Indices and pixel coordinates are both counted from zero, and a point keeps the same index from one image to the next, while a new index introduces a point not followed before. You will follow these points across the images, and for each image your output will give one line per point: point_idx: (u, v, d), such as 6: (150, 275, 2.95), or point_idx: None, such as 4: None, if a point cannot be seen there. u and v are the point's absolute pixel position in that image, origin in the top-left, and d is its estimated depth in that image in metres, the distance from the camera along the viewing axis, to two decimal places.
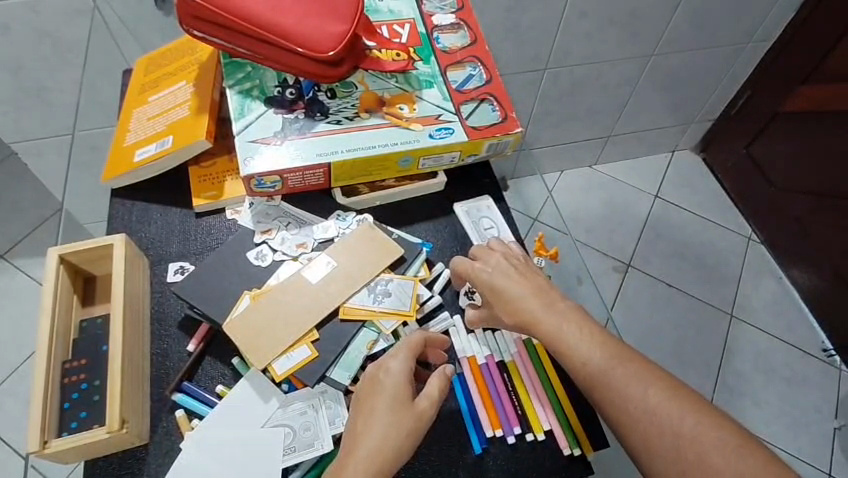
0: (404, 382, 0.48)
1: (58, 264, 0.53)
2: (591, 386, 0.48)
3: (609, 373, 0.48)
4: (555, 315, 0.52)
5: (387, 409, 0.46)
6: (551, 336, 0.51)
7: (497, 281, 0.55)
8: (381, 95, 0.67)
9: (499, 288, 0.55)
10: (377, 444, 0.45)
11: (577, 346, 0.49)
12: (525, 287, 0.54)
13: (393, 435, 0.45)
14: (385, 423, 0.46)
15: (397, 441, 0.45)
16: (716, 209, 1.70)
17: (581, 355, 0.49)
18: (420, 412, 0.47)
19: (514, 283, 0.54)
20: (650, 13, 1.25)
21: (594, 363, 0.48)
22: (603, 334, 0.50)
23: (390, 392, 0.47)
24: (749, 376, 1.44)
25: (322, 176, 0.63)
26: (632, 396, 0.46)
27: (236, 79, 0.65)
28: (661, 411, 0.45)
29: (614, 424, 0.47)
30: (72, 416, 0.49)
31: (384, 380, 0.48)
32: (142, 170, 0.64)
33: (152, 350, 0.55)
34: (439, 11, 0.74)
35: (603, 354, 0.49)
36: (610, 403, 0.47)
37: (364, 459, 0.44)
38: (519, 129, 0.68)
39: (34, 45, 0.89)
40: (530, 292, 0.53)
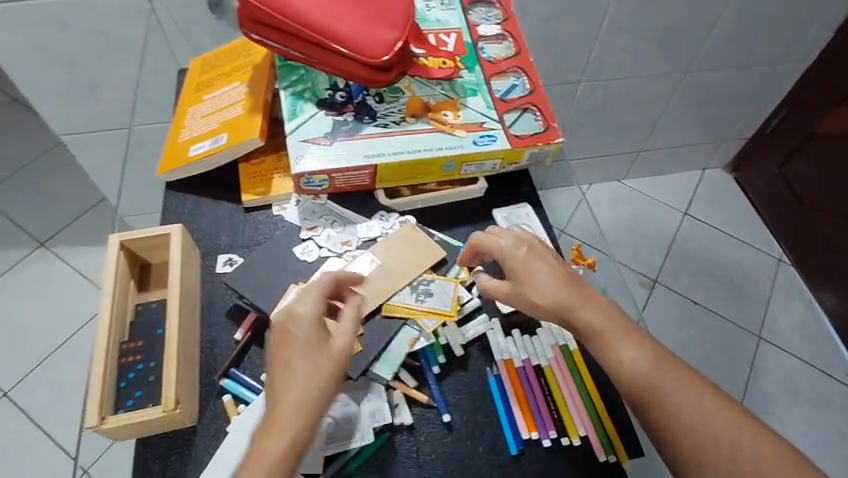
0: (317, 320, 0.49)
1: (118, 250, 0.56)
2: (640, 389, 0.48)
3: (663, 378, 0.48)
4: (590, 305, 0.52)
5: (302, 350, 0.47)
6: (591, 329, 0.51)
7: (533, 261, 0.55)
8: (427, 101, 0.69)
9: (523, 266, 0.55)
10: (295, 385, 0.46)
11: (623, 347, 0.50)
12: (558, 272, 0.54)
13: (314, 371, 0.47)
14: (300, 362, 0.47)
15: (317, 377, 0.47)
16: (746, 228, 1.68)
17: (631, 358, 0.49)
18: (337, 348, 0.48)
19: (549, 266, 0.55)
20: (688, 29, 1.25)
21: (639, 362, 0.49)
22: (641, 334, 0.51)
23: (303, 333, 0.48)
24: (777, 399, 1.41)
25: (368, 177, 0.65)
26: (687, 402, 0.47)
27: (290, 80, 0.67)
28: (716, 421, 0.46)
29: (665, 430, 0.46)
30: (127, 394, 0.51)
31: (296, 321, 0.49)
32: (196, 165, 0.67)
33: (202, 336, 0.58)
34: (484, 21, 0.77)
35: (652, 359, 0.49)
36: (662, 408, 0.47)
37: (292, 400, 0.45)
38: (560, 138, 0.69)
39: (92, 43, 0.94)
40: (565, 279, 0.54)
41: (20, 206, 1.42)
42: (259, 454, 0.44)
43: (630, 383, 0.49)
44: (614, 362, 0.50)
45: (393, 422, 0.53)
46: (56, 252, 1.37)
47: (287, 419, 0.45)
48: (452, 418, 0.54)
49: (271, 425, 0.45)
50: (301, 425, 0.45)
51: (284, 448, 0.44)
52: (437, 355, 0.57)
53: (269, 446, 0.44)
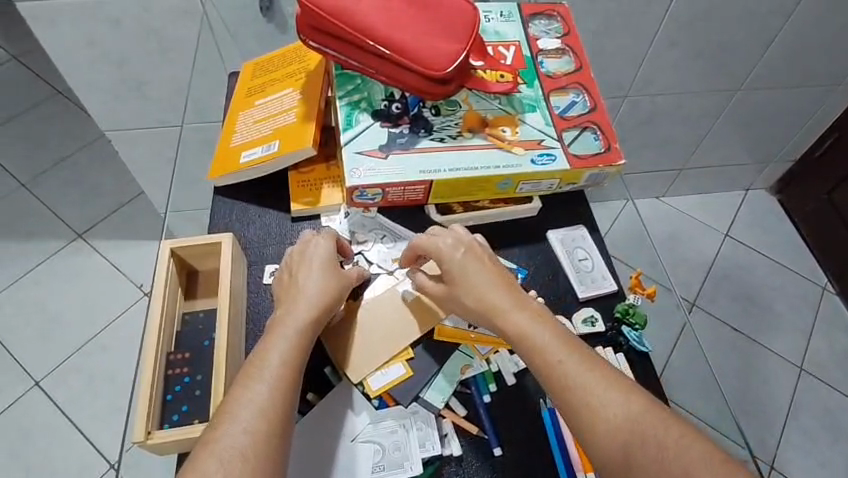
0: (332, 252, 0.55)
1: (169, 257, 0.56)
2: (604, 426, 0.44)
3: (635, 419, 0.44)
4: (521, 309, 0.50)
5: (311, 274, 0.53)
6: (549, 360, 0.47)
7: (467, 260, 0.53)
8: (484, 115, 0.66)
9: (456, 264, 0.53)
10: (307, 300, 0.51)
11: (629, 404, 0.45)
12: (491, 271, 0.53)
13: (326, 292, 0.52)
14: (314, 286, 0.52)
15: (326, 298, 0.52)
16: (789, 253, 1.61)
17: (596, 395, 0.45)
18: (345, 280, 0.54)
19: (483, 267, 0.53)
20: (743, 46, 1.21)
21: (606, 399, 0.45)
22: (589, 353, 0.49)
23: (316, 262, 0.54)
24: (817, 435, 1.35)
25: (422, 192, 0.63)
26: (657, 440, 0.43)
27: (346, 90, 0.65)
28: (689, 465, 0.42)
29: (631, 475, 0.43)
30: (173, 408, 0.50)
31: (308, 255, 0.55)
32: (246, 171, 0.66)
33: (248, 348, 0.56)
34: (544, 35, 0.74)
35: (616, 392, 0.45)
36: (628, 448, 0.43)
37: (298, 314, 0.50)
38: (622, 161, 0.66)
39: (143, 41, 0.94)
40: (495, 279, 0.52)
41: (60, 197, 1.44)
42: (266, 353, 0.47)
43: (601, 427, 0.44)
44: (579, 396, 0.46)
45: (441, 453, 0.51)
46: (92, 244, 1.39)
47: (294, 327, 0.49)
48: (502, 452, 0.51)
49: (277, 332, 0.49)
50: (307, 335, 0.49)
51: (292, 350, 0.48)
52: (488, 383, 0.55)
53: (276, 347, 0.48)
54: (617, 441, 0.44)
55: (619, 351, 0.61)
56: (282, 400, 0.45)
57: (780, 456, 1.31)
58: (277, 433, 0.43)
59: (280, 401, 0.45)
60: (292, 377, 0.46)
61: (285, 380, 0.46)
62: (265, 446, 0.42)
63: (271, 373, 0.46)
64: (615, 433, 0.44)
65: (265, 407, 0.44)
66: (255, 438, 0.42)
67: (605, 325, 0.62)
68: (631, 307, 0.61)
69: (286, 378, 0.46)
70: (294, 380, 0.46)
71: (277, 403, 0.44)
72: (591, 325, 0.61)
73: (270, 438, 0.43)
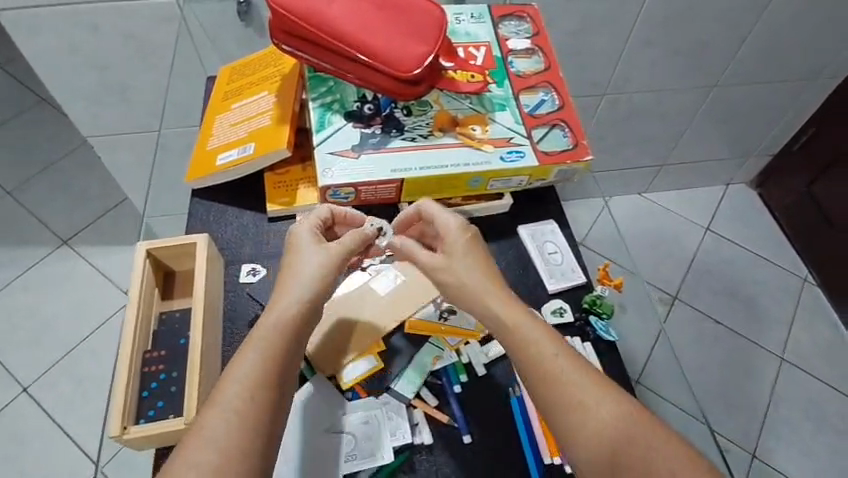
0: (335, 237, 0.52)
1: (145, 258, 0.57)
2: (584, 424, 0.45)
3: (613, 422, 0.45)
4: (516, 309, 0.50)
5: (311, 260, 0.50)
6: (547, 355, 0.47)
7: (464, 259, 0.52)
8: (455, 115, 0.68)
9: (458, 252, 0.53)
10: (300, 290, 0.48)
11: (614, 409, 0.45)
12: (486, 270, 0.52)
13: (321, 281, 0.49)
14: (313, 268, 0.50)
15: (321, 288, 0.49)
16: (771, 246, 1.64)
17: (577, 393, 0.46)
18: (332, 265, 0.51)
19: (478, 265, 0.52)
20: (717, 44, 1.23)
21: (588, 398, 0.45)
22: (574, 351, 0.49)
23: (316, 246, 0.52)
24: (798, 424, 1.38)
25: (394, 190, 0.64)
26: (629, 441, 0.44)
27: (318, 92, 0.67)
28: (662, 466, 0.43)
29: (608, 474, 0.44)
30: (149, 404, 0.51)
31: (297, 244, 0.52)
32: (222, 174, 0.67)
33: (224, 346, 0.58)
34: (514, 35, 0.76)
35: (599, 393, 0.46)
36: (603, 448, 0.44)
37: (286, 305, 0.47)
38: (589, 156, 0.68)
39: (125, 47, 0.95)
40: (492, 278, 0.52)
41: (45, 204, 1.44)
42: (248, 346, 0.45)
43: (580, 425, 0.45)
44: (565, 391, 0.46)
45: (413, 441, 0.52)
46: (79, 250, 1.39)
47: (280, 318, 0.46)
48: (473, 440, 0.53)
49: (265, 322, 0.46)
50: (297, 328, 0.47)
51: (277, 345, 0.45)
52: (459, 374, 0.56)
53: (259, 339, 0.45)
54: (596, 440, 0.44)
55: (588, 341, 0.62)
56: (262, 399, 0.43)
57: (763, 444, 1.34)
58: (255, 434, 0.41)
59: (259, 399, 0.42)
60: (274, 375, 0.44)
61: (264, 376, 0.44)
62: (240, 447, 0.40)
63: (251, 368, 0.44)
64: (594, 433, 0.44)
65: (242, 407, 0.42)
66: (229, 439, 0.41)
67: (573, 315, 0.64)
68: (598, 298, 0.64)
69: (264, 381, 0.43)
70: (274, 377, 0.44)
71: (257, 403, 0.42)
72: (560, 315, 0.63)
73: (246, 439, 0.41)
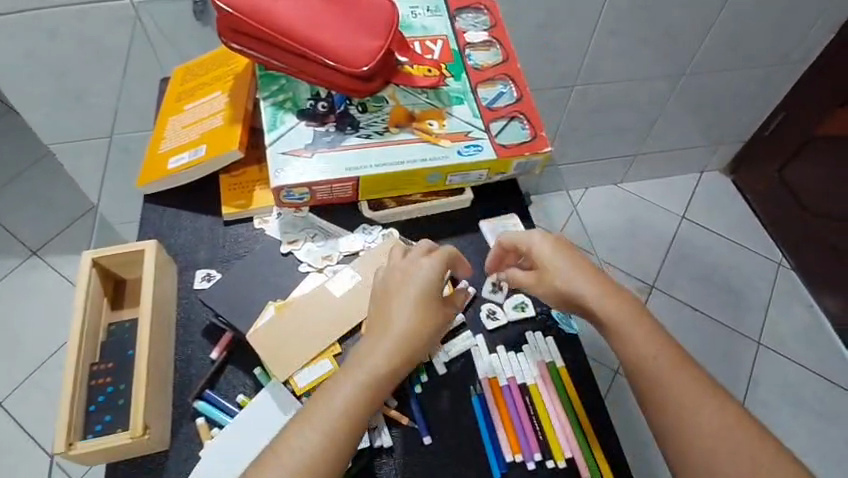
0: (429, 291, 0.52)
1: (90, 267, 0.55)
2: (662, 393, 0.48)
3: (687, 392, 0.48)
4: (619, 305, 0.52)
5: (403, 312, 0.51)
6: (636, 348, 0.50)
7: (573, 275, 0.53)
8: (412, 110, 0.67)
9: (557, 273, 0.54)
10: (382, 341, 0.50)
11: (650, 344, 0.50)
12: (595, 287, 0.53)
13: (407, 338, 0.50)
14: (395, 317, 0.51)
15: (408, 343, 0.50)
16: (745, 231, 1.65)
17: (657, 364, 0.49)
18: (434, 319, 0.52)
19: (586, 283, 0.53)
20: (684, 31, 1.24)
21: (667, 374, 0.48)
22: (662, 334, 0.51)
23: (400, 290, 0.52)
24: (776, 406, 1.39)
25: (350, 189, 0.63)
26: (699, 407, 0.47)
27: (270, 91, 0.65)
28: (731, 432, 0.46)
29: (679, 434, 0.46)
30: (96, 418, 0.50)
31: (408, 282, 0.52)
32: (175, 177, 0.65)
33: (177, 355, 0.56)
34: (471, 28, 0.75)
35: (681, 370, 0.49)
36: (676, 411, 0.47)
37: (372, 358, 0.49)
38: (548, 148, 0.67)
39: (79, 51, 0.91)
40: (602, 293, 0.53)
41: (9, 214, 1.41)
42: (331, 387, 0.47)
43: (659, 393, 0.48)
44: (645, 370, 0.49)
45: (371, 444, 0.52)
46: (46, 260, 1.36)
47: (363, 370, 0.48)
48: (433, 441, 0.53)
49: (348, 371, 0.48)
50: (377, 383, 0.48)
51: (355, 395, 0.47)
52: (419, 374, 0.55)
53: (340, 384, 0.47)
54: (671, 405, 0.47)
55: (550, 336, 0.59)
56: (336, 448, 0.45)
57: None
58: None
59: (333, 448, 0.45)
60: (349, 425, 0.46)
61: (340, 425, 0.46)
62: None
63: (330, 411, 0.46)
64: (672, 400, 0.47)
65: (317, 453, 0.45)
66: (304, 467, 0.44)
67: (535, 310, 0.61)
68: None
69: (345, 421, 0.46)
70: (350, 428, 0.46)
71: (330, 448, 0.45)
72: (521, 310, 0.60)
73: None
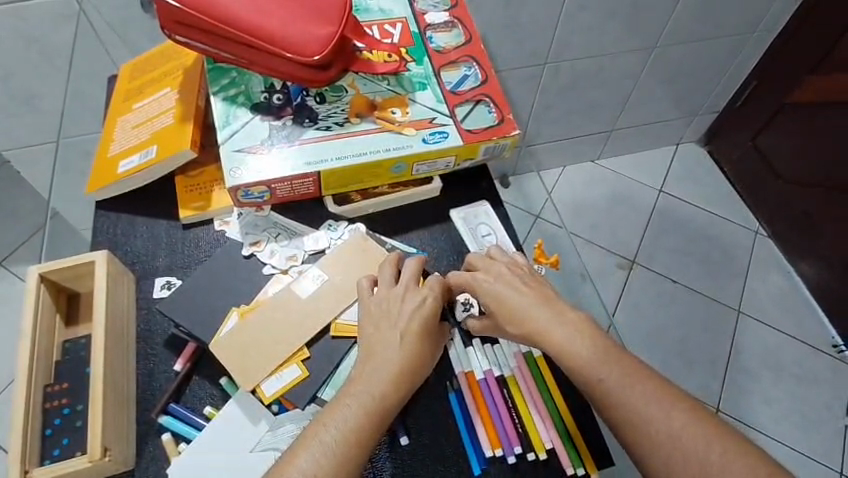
0: (419, 321, 0.50)
1: (38, 283, 0.52)
2: (615, 412, 0.45)
3: (638, 403, 0.45)
4: (568, 328, 0.49)
5: (389, 345, 0.49)
6: (590, 378, 0.46)
7: (524, 304, 0.51)
8: (372, 98, 0.64)
9: (519, 313, 0.51)
10: (368, 379, 0.47)
11: (591, 360, 0.47)
12: (546, 312, 0.50)
13: (399, 372, 0.47)
14: (368, 353, 0.49)
15: (408, 368, 0.48)
16: (722, 201, 1.66)
17: (601, 380, 0.46)
18: (430, 345, 0.50)
19: (540, 311, 0.51)
20: (654, 4, 1.22)
21: (619, 390, 0.45)
22: (612, 350, 0.48)
23: (375, 328, 0.50)
24: (758, 373, 1.41)
25: (312, 185, 0.61)
26: (653, 419, 0.44)
27: (221, 85, 0.62)
28: (687, 433, 0.43)
29: (638, 449, 0.44)
30: (53, 443, 0.47)
31: (397, 312, 0.51)
32: (126, 181, 0.62)
33: (139, 370, 0.53)
34: (431, 9, 0.72)
35: (632, 382, 0.46)
36: (632, 427, 0.44)
37: (362, 396, 0.45)
38: (516, 131, 0.65)
39: (22, 52, 0.86)
40: (556, 318, 0.50)
41: None
42: (317, 437, 0.43)
43: (609, 412, 0.46)
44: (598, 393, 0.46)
45: None
46: None
47: (354, 411, 0.44)
48: (409, 441, 0.51)
49: (334, 416, 0.44)
50: (381, 410, 0.45)
51: (347, 442, 0.43)
52: None
53: (329, 432, 0.43)
54: (626, 423, 0.45)
55: None
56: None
57: (725, 396, 1.37)
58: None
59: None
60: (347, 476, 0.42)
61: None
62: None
63: (323, 465, 0.42)
64: (625, 418, 0.45)
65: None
66: None
67: None
68: None
69: (350, 451, 0.43)
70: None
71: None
72: None
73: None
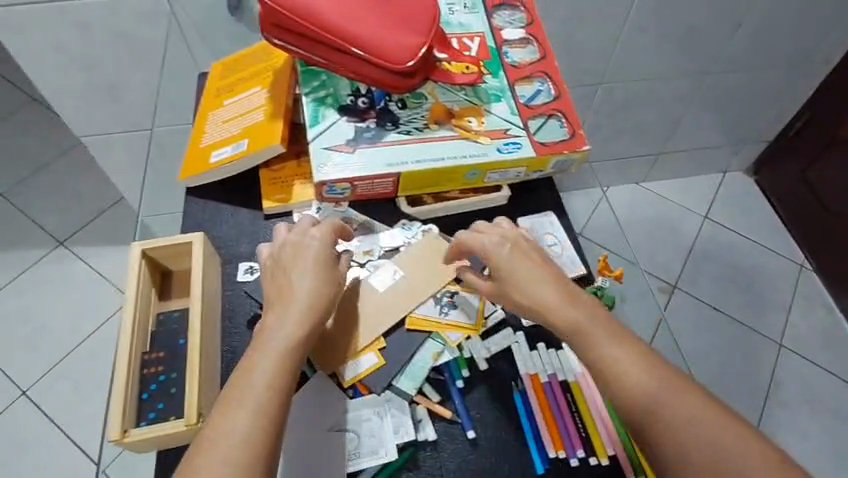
0: (313, 265, 0.53)
1: (140, 258, 0.56)
2: (650, 410, 0.46)
3: (679, 407, 0.46)
4: (599, 329, 0.50)
5: (298, 287, 0.51)
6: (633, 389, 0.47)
7: (552, 296, 0.52)
8: (450, 107, 0.67)
9: (545, 303, 0.52)
10: (306, 310, 0.50)
11: (630, 369, 0.48)
12: (575, 308, 0.52)
13: (309, 309, 0.50)
14: (303, 286, 0.51)
15: (316, 305, 0.51)
16: (767, 232, 1.64)
17: (634, 379, 0.47)
18: (335, 284, 0.53)
19: (566, 304, 0.52)
20: (712, 30, 1.23)
21: (654, 385, 0.47)
22: (642, 347, 0.50)
23: (319, 266, 0.53)
24: (796, 408, 1.38)
25: (390, 185, 0.64)
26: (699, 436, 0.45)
27: (312, 86, 0.66)
28: (730, 441, 0.45)
29: (670, 451, 0.45)
30: (149, 406, 0.51)
31: (300, 257, 0.53)
32: (217, 171, 0.66)
33: (224, 347, 0.57)
34: (508, 25, 0.75)
35: (666, 381, 0.47)
36: (669, 428, 0.45)
37: (279, 337, 0.48)
38: (586, 147, 0.67)
39: (110, 45, 0.90)
40: (587, 318, 0.51)
41: (40, 205, 1.47)
42: (259, 354, 0.47)
43: (639, 409, 0.47)
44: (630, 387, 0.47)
45: (417, 437, 0.53)
46: (74, 251, 1.42)
47: (286, 335, 0.48)
48: (477, 435, 0.54)
49: (271, 334, 0.48)
50: (295, 346, 0.48)
51: (278, 358, 0.47)
52: (461, 369, 0.56)
53: (268, 350, 0.48)
54: (664, 423, 0.46)
55: None
56: (271, 414, 0.44)
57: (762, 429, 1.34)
58: (260, 451, 0.43)
59: (268, 414, 0.44)
60: (281, 392, 0.46)
61: (273, 394, 0.45)
62: (247, 462, 0.42)
63: (262, 379, 0.46)
64: (659, 416, 0.46)
65: (251, 423, 0.44)
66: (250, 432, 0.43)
67: None
68: (599, 290, 0.64)
69: (275, 387, 0.46)
70: (283, 396, 0.46)
71: (267, 416, 0.44)
72: None
73: (252, 459, 0.42)
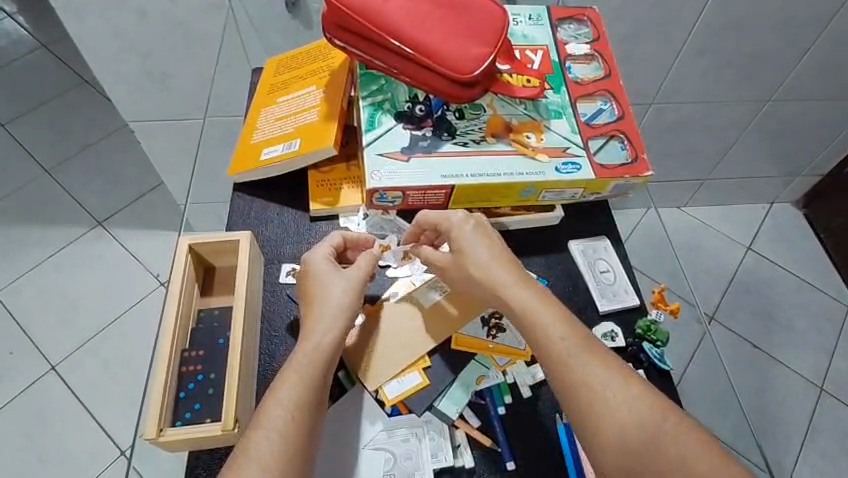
0: (341, 291, 0.53)
1: (187, 252, 0.56)
2: (620, 433, 0.44)
3: (655, 425, 0.44)
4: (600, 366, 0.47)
5: (322, 315, 0.51)
6: (635, 424, 0.44)
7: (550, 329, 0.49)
8: (509, 120, 0.65)
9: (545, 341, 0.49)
10: (345, 323, 0.52)
11: (627, 404, 0.45)
12: (577, 343, 0.49)
13: (331, 341, 0.50)
14: (343, 296, 0.53)
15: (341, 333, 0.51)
16: (815, 270, 1.57)
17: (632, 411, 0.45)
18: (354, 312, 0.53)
19: (568, 340, 0.49)
20: (776, 55, 1.17)
21: (629, 406, 0.45)
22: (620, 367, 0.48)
23: (359, 279, 0.54)
24: (835, 459, 1.30)
25: (442, 196, 0.62)
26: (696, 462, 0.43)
27: (369, 90, 0.65)
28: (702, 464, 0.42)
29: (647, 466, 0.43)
30: (185, 406, 0.50)
31: (321, 282, 0.54)
32: (267, 168, 0.66)
33: (260, 349, 0.56)
34: (573, 40, 0.72)
35: (645, 402, 0.45)
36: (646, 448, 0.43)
37: (302, 366, 0.48)
38: (649, 172, 0.64)
39: (166, 34, 0.90)
40: (587, 355, 0.48)
41: (82, 185, 1.50)
42: (288, 373, 0.48)
43: (608, 429, 0.45)
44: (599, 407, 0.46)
45: (454, 464, 0.51)
46: (113, 232, 1.44)
47: (316, 355, 0.49)
48: (516, 466, 0.52)
49: (310, 343, 0.50)
50: (315, 373, 0.48)
51: (315, 366, 0.48)
52: (504, 395, 0.55)
53: (301, 360, 0.49)
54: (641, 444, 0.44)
55: (640, 368, 0.60)
56: (303, 420, 0.45)
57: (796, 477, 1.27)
58: (295, 453, 0.44)
59: (300, 420, 0.45)
60: (310, 409, 0.46)
61: (305, 400, 0.46)
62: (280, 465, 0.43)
63: (290, 399, 0.46)
64: (632, 437, 0.44)
65: (284, 425, 0.44)
66: (274, 461, 0.43)
67: (626, 340, 0.61)
68: (653, 324, 0.60)
69: (298, 415, 0.45)
70: (312, 411, 0.46)
71: (300, 422, 0.45)
72: (611, 340, 0.60)
73: (281, 467, 0.42)
